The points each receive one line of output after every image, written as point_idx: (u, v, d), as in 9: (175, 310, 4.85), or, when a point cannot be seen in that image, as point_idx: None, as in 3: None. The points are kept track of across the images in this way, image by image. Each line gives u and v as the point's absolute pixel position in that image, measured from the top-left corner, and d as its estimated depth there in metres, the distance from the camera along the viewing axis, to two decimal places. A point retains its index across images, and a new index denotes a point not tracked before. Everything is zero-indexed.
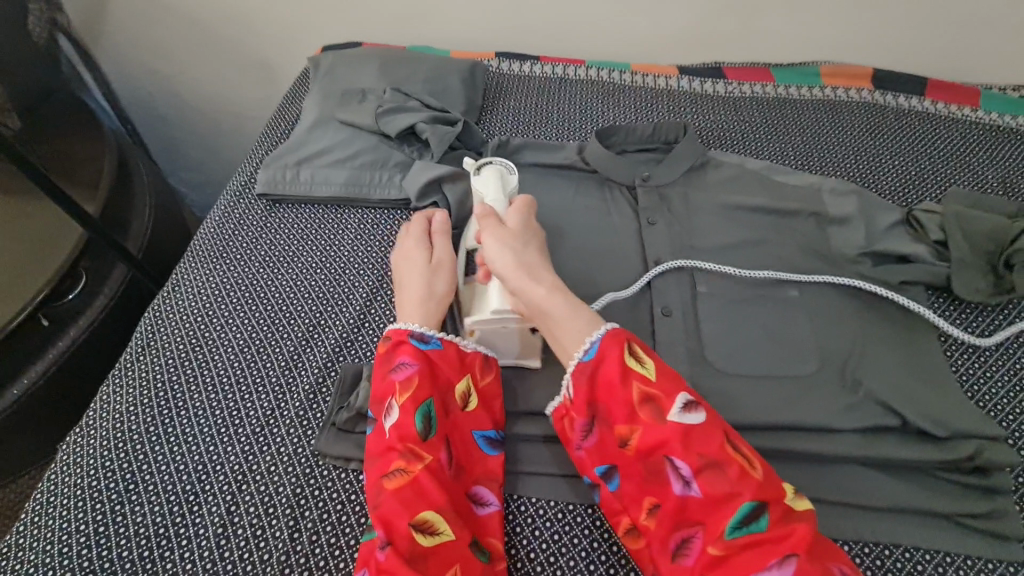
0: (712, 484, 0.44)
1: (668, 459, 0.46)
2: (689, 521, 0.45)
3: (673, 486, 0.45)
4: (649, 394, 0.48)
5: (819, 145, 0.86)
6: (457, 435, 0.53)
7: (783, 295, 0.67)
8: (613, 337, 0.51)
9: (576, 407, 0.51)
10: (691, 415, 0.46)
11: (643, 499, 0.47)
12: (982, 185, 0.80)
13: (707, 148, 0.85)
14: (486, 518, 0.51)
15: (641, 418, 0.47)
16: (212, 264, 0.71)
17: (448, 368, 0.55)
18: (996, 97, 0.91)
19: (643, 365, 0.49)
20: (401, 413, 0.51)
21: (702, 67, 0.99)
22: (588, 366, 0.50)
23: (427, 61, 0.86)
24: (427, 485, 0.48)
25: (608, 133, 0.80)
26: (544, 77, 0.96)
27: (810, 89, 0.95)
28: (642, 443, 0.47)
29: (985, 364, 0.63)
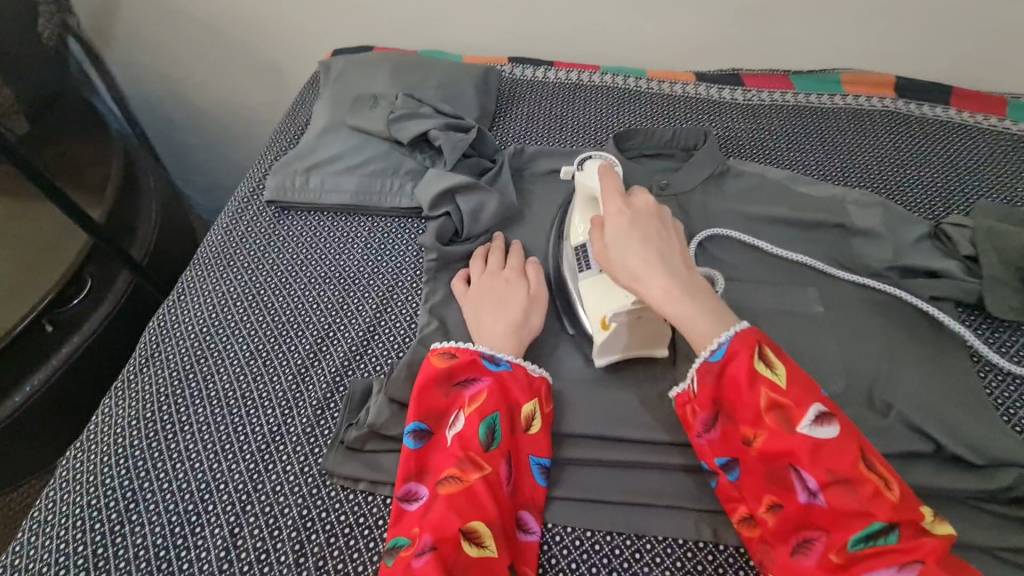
0: (839, 498, 0.42)
1: (794, 469, 0.44)
2: (811, 526, 0.44)
3: (797, 494, 0.44)
4: (780, 403, 0.45)
5: (842, 155, 0.83)
6: (516, 458, 0.52)
7: (808, 311, 0.64)
8: (744, 339, 0.47)
9: (699, 403, 0.49)
10: (823, 427, 0.44)
11: (760, 500, 0.46)
12: (1011, 197, 0.77)
13: (726, 156, 0.83)
14: (525, 546, 0.49)
15: (766, 423, 0.45)
16: (218, 272, 0.70)
17: (517, 389, 0.54)
18: (1023, 107, 0.88)
19: (773, 369, 0.46)
20: (466, 424, 0.51)
21: (719, 74, 0.96)
22: (714, 366, 0.48)
23: (439, 66, 0.84)
24: (482, 497, 0.47)
25: (623, 139, 0.79)
26: (559, 83, 0.94)
27: (830, 97, 0.92)
28: (764, 447, 0.45)
29: (1021, 386, 0.60)
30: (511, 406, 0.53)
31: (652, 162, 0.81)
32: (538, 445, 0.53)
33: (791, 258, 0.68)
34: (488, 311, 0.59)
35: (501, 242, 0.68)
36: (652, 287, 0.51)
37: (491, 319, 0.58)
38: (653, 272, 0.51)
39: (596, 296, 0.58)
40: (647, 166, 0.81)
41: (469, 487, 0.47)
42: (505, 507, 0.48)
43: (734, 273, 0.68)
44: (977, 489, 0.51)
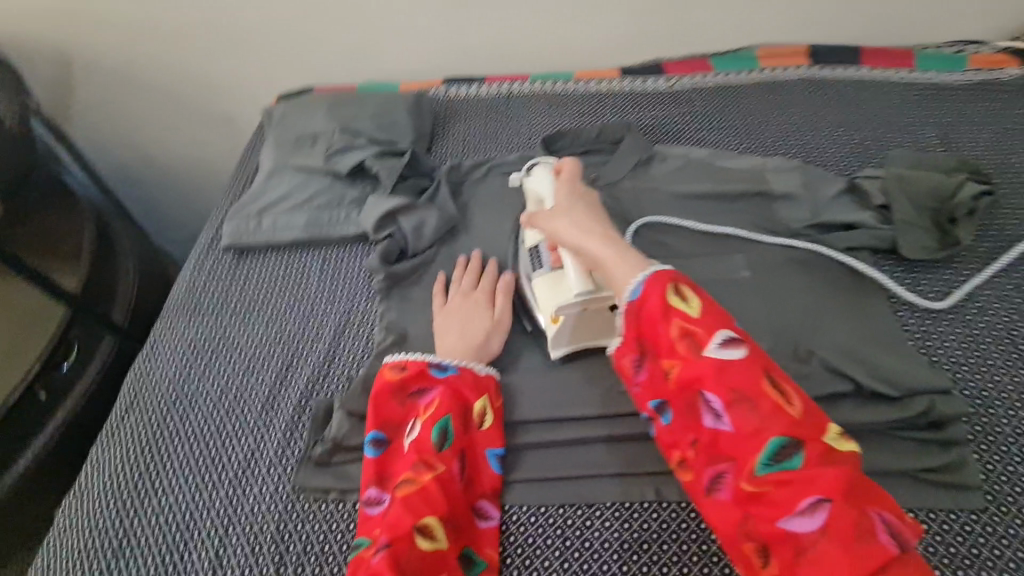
0: (743, 422, 0.46)
1: (702, 395, 0.48)
2: (722, 454, 0.48)
3: (707, 420, 0.48)
4: (688, 332, 0.50)
5: (762, 126, 0.88)
6: (469, 452, 0.56)
7: (735, 277, 0.69)
8: (658, 277, 0.52)
9: (627, 344, 0.54)
10: (727, 352, 0.48)
11: (684, 431, 0.50)
12: (922, 143, 0.82)
13: (653, 143, 0.88)
14: (484, 531, 0.54)
15: (677, 352, 0.50)
16: (187, 318, 0.74)
17: (467, 389, 0.58)
18: (930, 57, 0.93)
19: (687, 304, 0.51)
20: (421, 429, 0.55)
21: (642, 66, 1.01)
22: (635, 305, 0.53)
23: (373, 98, 0.89)
24: (435, 496, 0.51)
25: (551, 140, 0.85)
26: (492, 95, 0.99)
27: (748, 72, 0.97)
28: (678, 377, 0.49)
29: (936, 318, 0.64)
30: (463, 409, 0.57)
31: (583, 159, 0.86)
32: (491, 438, 0.57)
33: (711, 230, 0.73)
34: (451, 331, 0.63)
35: (478, 262, 0.71)
36: (588, 240, 0.58)
37: (455, 338, 0.62)
38: (586, 233, 0.58)
39: (546, 292, 0.63)
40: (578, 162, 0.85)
41: (422, 484, 0.52)
42: (457, 499, 0.52)
43: (666, 251, 0.73)
44: (894, 418, 0.55)
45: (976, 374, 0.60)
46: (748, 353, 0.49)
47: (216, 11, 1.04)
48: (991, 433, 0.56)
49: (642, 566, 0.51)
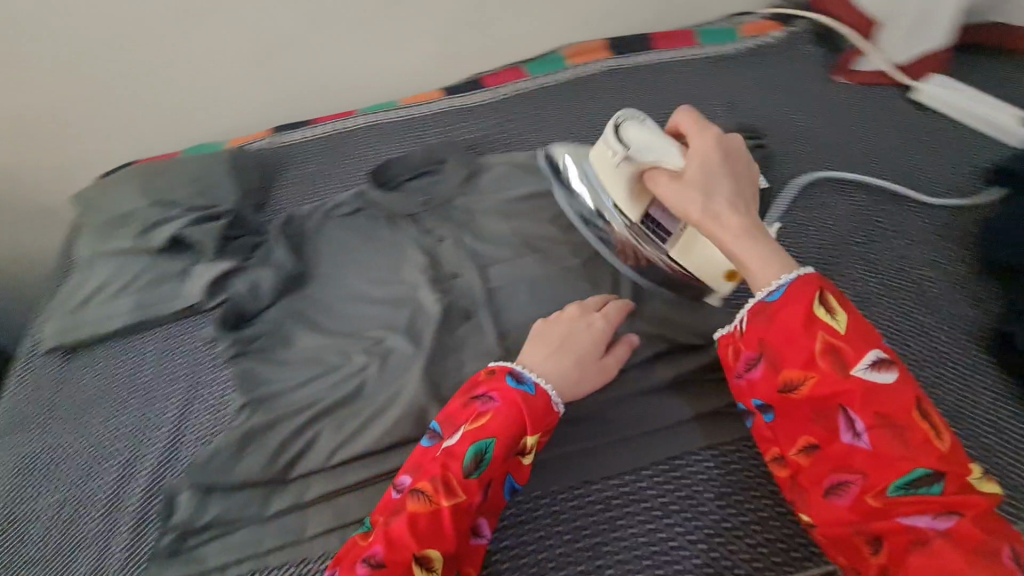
0: (889, 445, 0.48)
1: (844, 409, 0.49)
2: (850, 468, 0.49)
3: (843, 434, 0.49)
4: (839, 347, 0.50)
5: (574, 121, 0.95)
6: (499, 476, 0.54)
7: (561, 269, 0.74)
8: (806, 280, 0.53)
9: (745, 343, 0.55)
10: (881, 375, 0.49)
11: (803, 436, 0.52)
12: (710, 111, 0.91)
13: (478, 154, 0.91)
14: (473, 548, 0.53)
15: (818, 367, 0.50)
16: (13, 437, 0.69)
17: (535, 414, 0.55)
18: (709, 32, 1.03)
19: (835, 318, 0.51)
20: (459, 441, 0.54)
21: (463, 82, 1.05)
22: (770, 305, 0.54)
23: (187, 164, 0.86)
24: (446, 524, 0.51)
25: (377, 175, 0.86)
26: (323, 136, 0.97)
27: (558, 73, 1.03)
28: (813, 392, 0.50)
29: None
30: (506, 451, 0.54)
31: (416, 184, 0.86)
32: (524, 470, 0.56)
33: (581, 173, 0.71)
34: (534, 346, 0.61)
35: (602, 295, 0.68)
36: (738, 243, 0.56)
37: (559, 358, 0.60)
38: (724, 225, 0.57)
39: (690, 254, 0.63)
40: (413, 188, 0.86)
41: (441, 518, 0.51)
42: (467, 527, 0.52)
43: (499, 256, 0.77)
44: None
45: None
46: (898, 375, 0.49)
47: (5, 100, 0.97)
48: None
49: (503, 562, 0.55)
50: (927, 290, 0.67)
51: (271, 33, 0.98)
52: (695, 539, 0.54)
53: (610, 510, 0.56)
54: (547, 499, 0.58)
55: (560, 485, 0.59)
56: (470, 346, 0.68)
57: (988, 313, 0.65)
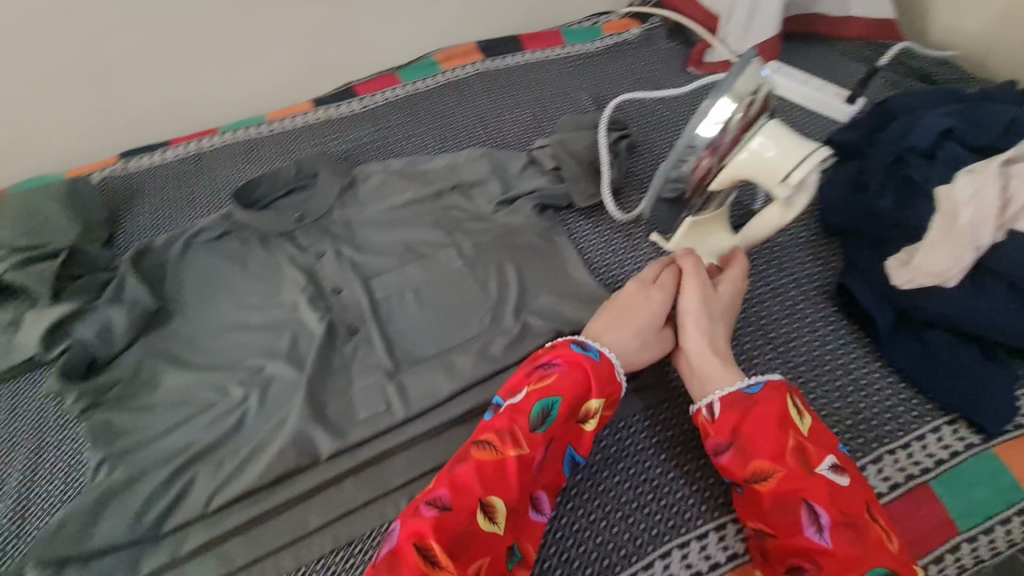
0: (848, 543, 0.45)
1: (806, 504, 0.47)
2: (807, 564, 0.46)
3: (805, 529, 0.47)
4: (804, 445, 0.50)
5: (451, 125, 0.94)
6: (558, 445, 0.53)
7: (447, 272, 0.73)
8: (776, 388, 0.53)
9: (717, 432, 0.53)
10: (842, 476, 0.48)
11: (762, 523, 0.50)
12: (581, 107, 0.95)
13: (355, 165, 0.88)
14: (535, 523, 0.52)
15: (786, 461, 0.49)
16: None
17: (578, 391, 0.54)
18: (574, 33, 1.07)
19: (803, 418, 0.51)
20: (526, 397, 0.53)
21: (335, 92, 1.01)
22: (745, 399, 0.53)
23: (11, 200, 0.75)
24: (511, 476, 0.49)
25: (243, 192, 0.80)
26: (180, 159, 0.91)
27: (433, 78, 1.02)
28: (780, 485, 0.49)
29: (612, 250, 0.75)
30: (595, 397, 0.54)
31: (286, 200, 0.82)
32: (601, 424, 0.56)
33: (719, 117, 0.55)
34: (606, 324, 0.59)
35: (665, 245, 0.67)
36: (704, 359, 0.57)
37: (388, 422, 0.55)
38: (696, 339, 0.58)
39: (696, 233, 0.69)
40: (285, 205, 0.82)
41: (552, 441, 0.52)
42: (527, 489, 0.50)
43: (384, 266, 0.75)
44: None
45: None
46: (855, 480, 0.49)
47: None
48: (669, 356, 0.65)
49: None
50: (778, 257, 0.72)
51: (104, 48, 0.85)
52: (596, 518, 0.56)
53: None
54: None
55: None
56: (357, 360, 0.65)
57: (833, 269, 0.71)
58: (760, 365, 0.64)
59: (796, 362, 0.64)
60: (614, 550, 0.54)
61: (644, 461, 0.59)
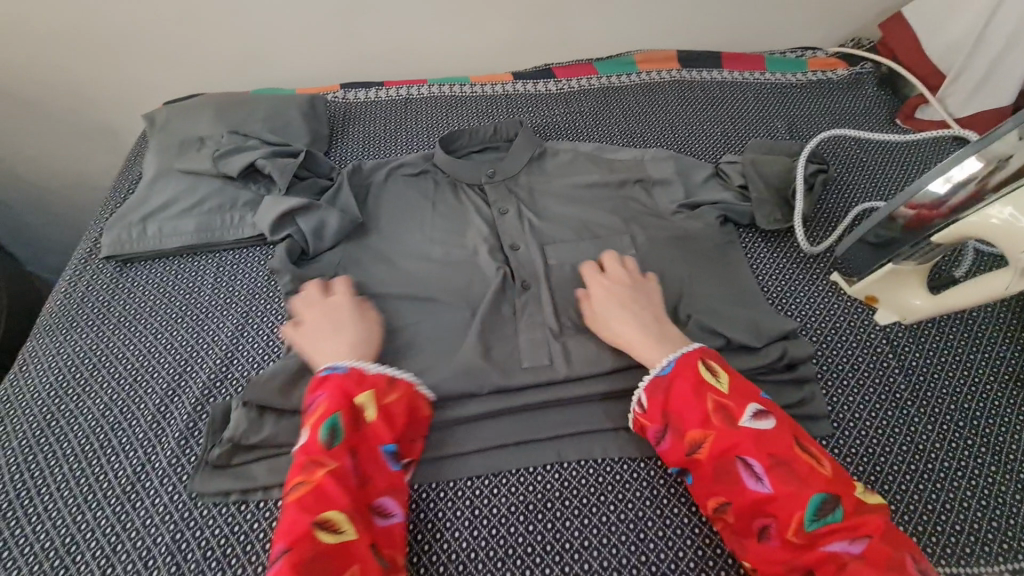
0: (783, 481, 0.49)
1: (741, 459, 0.51)
2: (764, 512, 0.49)
3: (748, 483, 0.50)
4: (722, 403, 0.54)
5: (640, 123, 0.97)
6: (365, 448, 0.53)
7: (621, 255, 0.75)
8: (687, 359, 0.57)
9: (649, 417, 0.56)
10: (762, 421, 0.53)
11: (715, 495, 0.52)
12: (774, 134, 0.94)
13: (545, 140, 0.93)
14: (387, 525, 0.51)
15: (714, 423, 0.53)
16: (62, 335, 0.69)
17: (337, 399, 0.54)
18: (778, 61, 1.07)
19: (718, 380, 0.56)
20: (309, 429, 0.53)
21: (534, 70, 1.07)
22: (663, 380, 0.57)
23: (264, 102, 0.88)
24: (325, 492, 0.49)
25: (448, 139, 0.87)
26: (390, 100, 1.00)
27: (628, 76, 1.06)
28: (714, 447, 0.52)
29: (789, 276, 0.74)
30: (361, 393, 0.55)
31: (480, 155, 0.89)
32: (423, 419, 0.58)
33: (960, 175, 0.57)
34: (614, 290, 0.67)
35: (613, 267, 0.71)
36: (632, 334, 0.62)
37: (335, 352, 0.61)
38: (636, 320, 0.63)
39: (889, 282, 0.67)
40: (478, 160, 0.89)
41: (354, 443, 0.53)
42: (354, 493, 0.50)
43: (561, 236, 0.78)
44: (754, 366, 0.63)
45: (829, 327, 0.69)
46: (776, 422, 0.53)
47: (82, 14, 0.97)
48: (839, 395, 0.64)
49: (546, 523, 0.55)
50: (978, 335, 0.68)
51: None
52: None
53: (657, 490, 0.57)
54: (597, 468, 0.59)
55: (609, 456, 0.59)
56: (525, 314, 0.69)
57: None
58: (938, 432, 0.61)
59: (979, 442, 0.60)
60: None
61: None
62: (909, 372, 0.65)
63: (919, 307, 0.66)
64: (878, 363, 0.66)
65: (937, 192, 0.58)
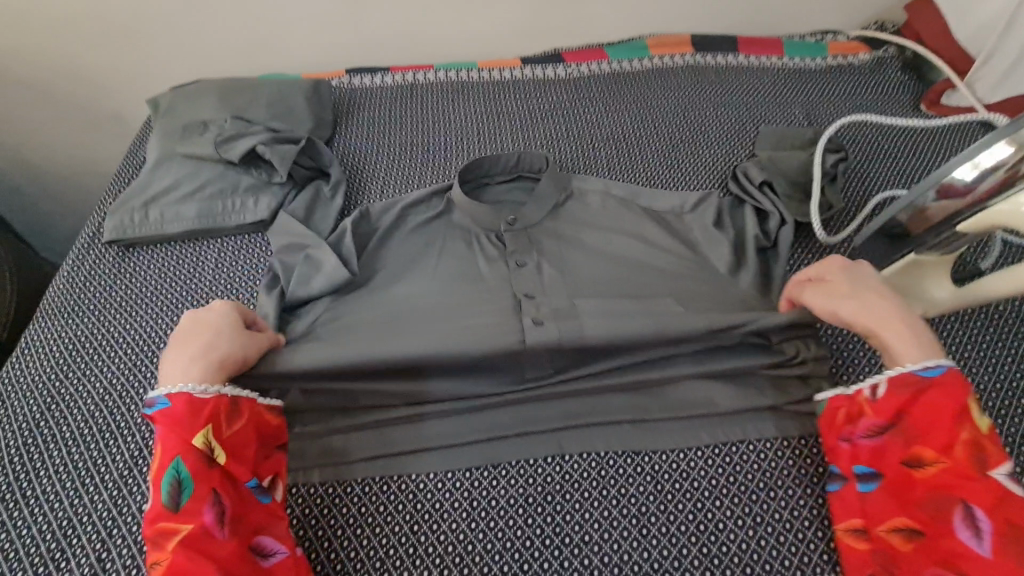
0: (1009, 552, 0.43)
1: (966, 505, 0.45)
2: (955, 564, 0.44)
3: (959, 529, 0.45)
4: (977, 445, 0.47)
5: (651, 110, 0.94)
6: (227, 488, 0.50)
7: None
8: (957, 377, 0.50)
9: (878, 410, 0.52)
10: (1014, 486, 0.46)
11: (908, 518, 0.48)
12: (791, 120, 0.90)
13: (552, 127, 0.91)
14: (271, 567, 0.48)
15: (955, 455, 0.47)
16: (65, 320, 0.70)
17: (170, 454, 0.50)
18: (797, 45, 1.03)
19: (979, 420, 0.49)
20: (154, 493, 0.49)
21: (543, 56, 1.04)
22: (913, 383, 0.51)
23: (267, 86, 0.87)
24: (184, 558, 0.45)
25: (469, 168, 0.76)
26: (396, 86, 0.98)
27: (640, 61, 1.02)
28: (939, 477, 0.47)
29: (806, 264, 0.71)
30: (197, 434, 0.50)
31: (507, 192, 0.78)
32: (281, 429, 0.57)
33: (988, 161, 0.54)
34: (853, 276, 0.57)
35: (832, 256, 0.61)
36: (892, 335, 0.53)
37: (197, 351, 0.54)
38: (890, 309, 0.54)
39: (912, 273, 0.63)
40: (501, 193, 0.79)
41: (212, 490, 0.49)
42: (225, 546, 0.47)
43: None
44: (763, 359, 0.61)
45: None
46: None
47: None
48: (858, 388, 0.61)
49: (545, 517, 0.54)
50: (1005, 331, 0.64)
51: None
52: (745, 524, 0.53)
53: (662, 485, 0.55)
54: (598, 461, 0.57)
55: (612, 450, 0.57)
56: None
57: None
58: None
59: (1004, 441, 0.57)
60: (758, 563, 0.51)
61: (810, 486, 0.55)
62: None
63: (941, 300, 0.62)
64: None
65: (960, 178, 0.56)
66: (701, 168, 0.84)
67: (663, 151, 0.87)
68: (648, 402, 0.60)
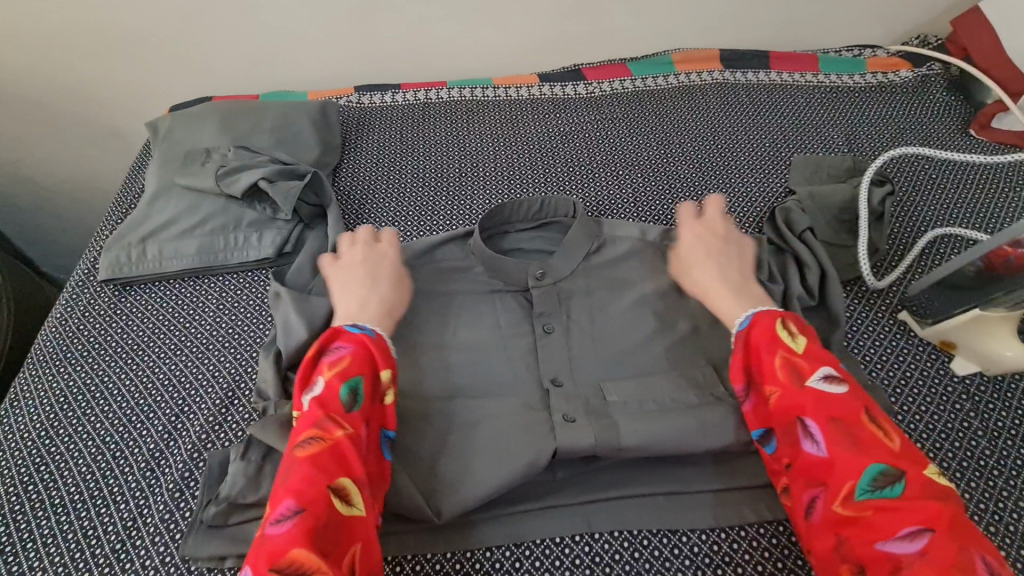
0: (840, 444, 0.45)
1: (803, 421, 0.47)
2: (816, 481, 0.45)
3: (803, 444, 0.47)
4: (794, 360, 0.50)
5: (678, 132, 0.88)
6: (376, 424, 0.50)
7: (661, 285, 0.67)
8: (767, 313, 0.55)
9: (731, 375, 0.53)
10: (832, 385, 0.48)
11: (780, 456, 0.49)
12: (829, 145, 0.85)
13: (573, 151, 0.86)
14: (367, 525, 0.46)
15: (779, 378, 0.49)
16: (56, 366, 0.65)
17: (359, 366, 0.51)
18: (832, 61, 0.97)
19: (796, 339, 0.52)
20: (326, 386, 0.49)
21: (561, 72, 0.99)
22: (740, 334, 0.54)
23: (272, 109, 0.82)
24: (345, 453, 0.45)
25: (490, 215, 0.70)
26: (408, 105, 0.93)
27: (665, 77, 0.97)
28: (779, 402, 0.49)
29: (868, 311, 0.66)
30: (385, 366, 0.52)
31: (529, 239, 0.73)
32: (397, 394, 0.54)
33: None
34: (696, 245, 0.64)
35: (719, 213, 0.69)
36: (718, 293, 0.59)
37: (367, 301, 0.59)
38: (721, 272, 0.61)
39: (978, 329, 0.58)
40: (522, 237, 0.73)
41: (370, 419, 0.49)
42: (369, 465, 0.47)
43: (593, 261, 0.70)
44: None
45: (901, 378, 0.60)
46: (851, 391, 0.48)
47: (87, 12, 0.92)
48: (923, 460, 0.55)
49: None
50: None
51: None
52: None
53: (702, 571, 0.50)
54: (631, 542, 0.52)
55: (646, 528, 0.53)
56: (553, 354, 0.61)
57: None
58: None
59: None
60: None
61: None
62: (997, 435, 0.56)
63: (1011, 359, 0.58)
64: (956, 423, 0.57)
65: None
66: (735, 198, 0.79)
67: (693, 179, 0.81)
68: (685, 473, 0.55)
